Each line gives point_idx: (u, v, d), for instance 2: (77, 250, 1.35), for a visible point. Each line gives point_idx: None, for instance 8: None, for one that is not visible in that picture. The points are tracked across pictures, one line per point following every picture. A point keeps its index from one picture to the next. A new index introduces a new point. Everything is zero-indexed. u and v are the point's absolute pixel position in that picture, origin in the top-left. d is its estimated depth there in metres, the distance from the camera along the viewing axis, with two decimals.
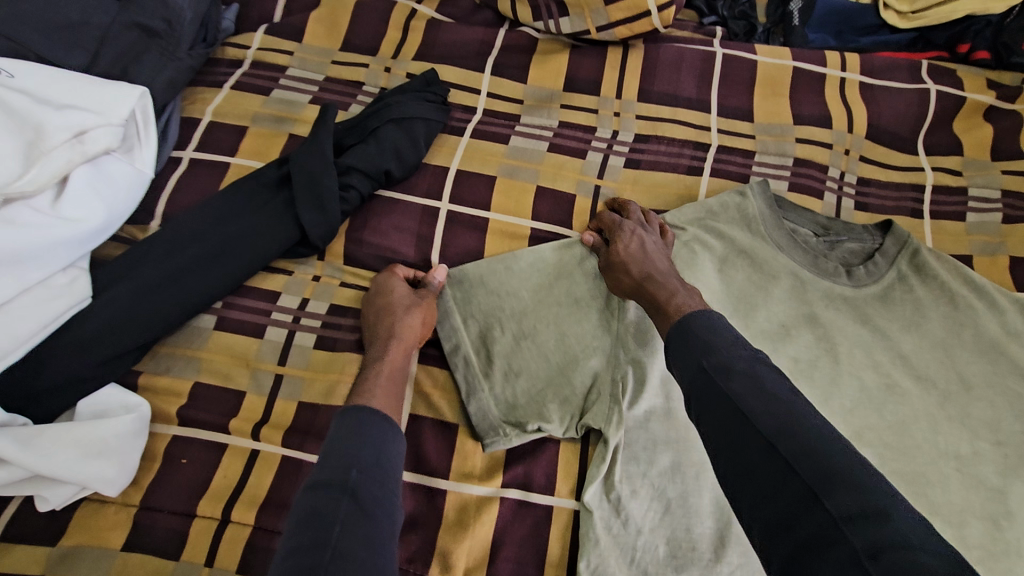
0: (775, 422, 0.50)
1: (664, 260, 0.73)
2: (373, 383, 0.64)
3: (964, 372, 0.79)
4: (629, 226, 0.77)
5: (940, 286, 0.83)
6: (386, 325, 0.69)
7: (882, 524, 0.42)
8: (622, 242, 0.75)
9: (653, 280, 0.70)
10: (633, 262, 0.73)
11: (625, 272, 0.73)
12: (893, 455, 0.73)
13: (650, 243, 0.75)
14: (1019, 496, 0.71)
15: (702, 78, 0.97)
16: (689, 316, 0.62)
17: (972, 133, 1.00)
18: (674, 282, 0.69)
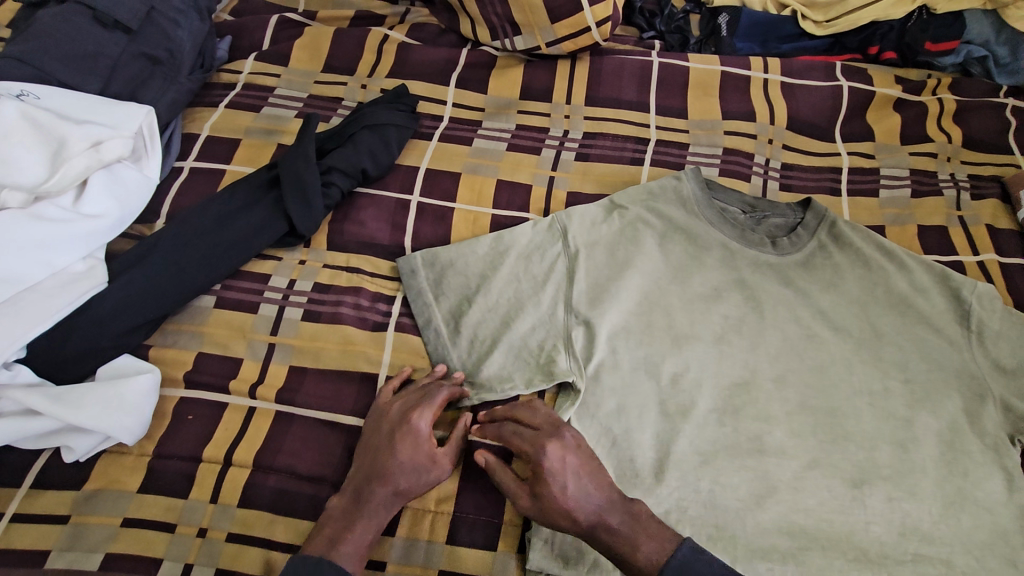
0: None
1: (601, 486, 0.67)
2: (360, 512, 0.66)
3: (877, 323, 0.89)
4: (557, 452, 0.68)
5: (856, 252, 0.93)
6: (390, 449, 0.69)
7: None
8: (553, 481, 0.67)
9: (604, 522, 0.66)
10: (575, 505, 0.66)
11: (566, 517, 0.66)
12: (812, 393, 0.82)
13: (582, 470, 0.68)
14: (924, 424, 0.81)
15: (642, 83, 1.11)
16: (674, 568, 0.61)
17: (882, 123, 1.13)
18: (626, 519, 0.65)
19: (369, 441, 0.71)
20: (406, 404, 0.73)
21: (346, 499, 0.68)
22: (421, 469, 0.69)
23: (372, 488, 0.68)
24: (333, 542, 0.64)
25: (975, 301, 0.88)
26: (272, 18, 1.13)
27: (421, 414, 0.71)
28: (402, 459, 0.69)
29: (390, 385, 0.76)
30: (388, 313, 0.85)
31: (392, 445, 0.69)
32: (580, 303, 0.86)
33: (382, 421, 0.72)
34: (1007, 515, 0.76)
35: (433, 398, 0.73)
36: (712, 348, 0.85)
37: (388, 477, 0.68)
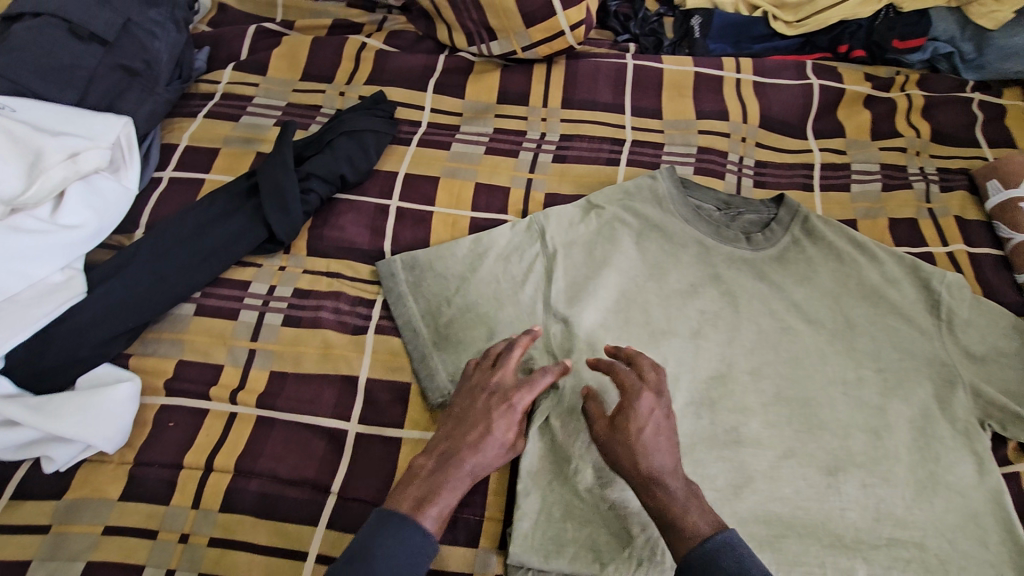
0: None
1: (672, 455, 0.66)
2: (448, 476, 0.65)
3: (849, 314, 0.90)
4: (648, 403, 0.68)
5: (828, 245, 0.95)
6: (486, 420, 0.69)
7: None
8: (635, 423, 0.67)
9: (662, 480, 0.63)
10: (642, 455, 0.65)
11: (630, 456, 0.65)
12: (787, 383, 0.84)
13: (664, 428, 0.67)
14: (896, 411, 0.83)
15: (617, 86, 1.13)
16: (713, 545, 0.58)
17: (853, 119, 1.16)
18: (684, 488, 0.64)
19: (464, 411, 0.71)
20: (507, 380, 0.72)
21: (432, 463, 0.67)
22: (506, 446, 0.69)
23: (461, 456, 0.67)
24: (417, 506, 0.63)
25: (944, 290, 0.90)
26: (250, 28, 1.14)
27: (523, 394, 0.71)
28: (494, 434, 0.69)
29: (492, 354, 0.75)
30: (368, 316, 0.85)
31: (488, 417, 0.69)
32: (559, 302, 0.87)
33: (484, 395, 0.71)
34: (978, 498, 0.77)
35: (537, 378, 0.72)
36: (689, 343, 0.86)
37: (479, 446, 0.68)
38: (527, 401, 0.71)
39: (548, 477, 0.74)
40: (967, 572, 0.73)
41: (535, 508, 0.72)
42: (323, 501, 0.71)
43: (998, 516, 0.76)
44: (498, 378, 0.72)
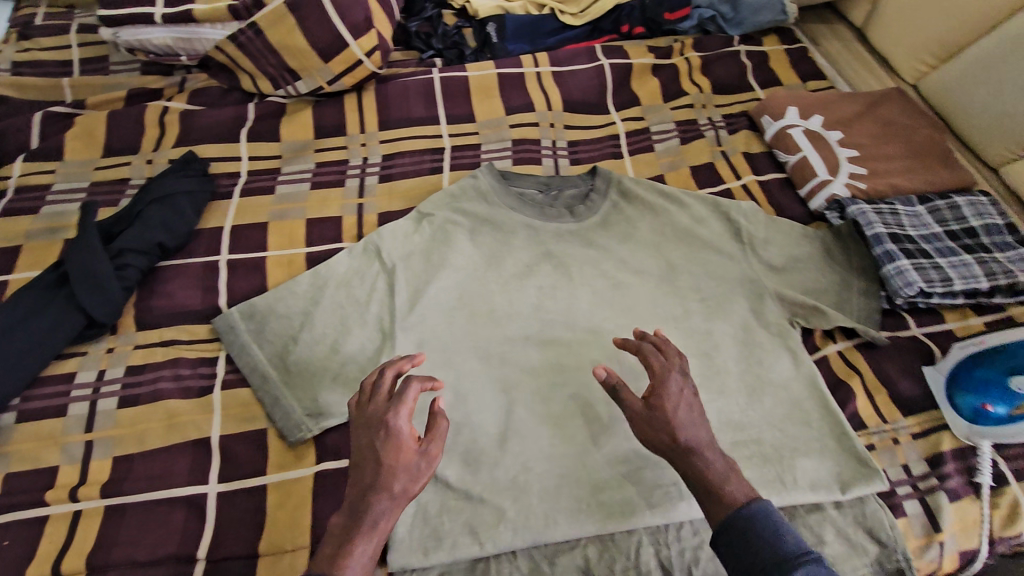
0: None
1: (705, 426, 0.68)
2: (355, 527, 0.60)
3: (669, 257, 1.01)
4: (679, 381, 0.69)
5: (641, 202, 1.05)
6: (378, 453, 0.63)
7: None
8: (670, 400, 0.67)
9: (702, 454, 0.65)
10: (683, 429, 0.66)
11: (667, 432, 0.66)
12: (624, 332, 0.91)
13: (695, 404, 0.69)
14: (720, 331, 0.92)
15: (428, 100, 1.19)
16: (755, 511, 0.61)
17: (644, 88, 1.29)
18: (720, 458, 0.66)
19: (356, 453, 0.64)
20: (382, 404, 0.66)
21: (344, 515, 0.62)
22: (413, 472, 0.62)
23: (371, 499, 0.61)
24: (336, 561, 0.59)
25: (742, 218, 1.03)
26: (35, 115, 1.09)
27: (399, 410, 0.65)
28: (389, 465, 0.62)
29: (366, 388, 0.69)
30: (212, 374, 0.84)
31: (375, 451, 0.63)
32: (403, 311, 0.90)
33: (364, 429, 0.65)
34: (799, 386, 0.86)
35: (407, 391, 0.66)
36: (532, 318, 0.91)
37: (383, 483, 0.61)
38: (408, 417, 0.65)
39: None
40: (799, 453, 0.80)
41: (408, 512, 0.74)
42: (190, 569, 0.69)
43: (816, 397, 0.85)
44: (374, 404, 0.66)
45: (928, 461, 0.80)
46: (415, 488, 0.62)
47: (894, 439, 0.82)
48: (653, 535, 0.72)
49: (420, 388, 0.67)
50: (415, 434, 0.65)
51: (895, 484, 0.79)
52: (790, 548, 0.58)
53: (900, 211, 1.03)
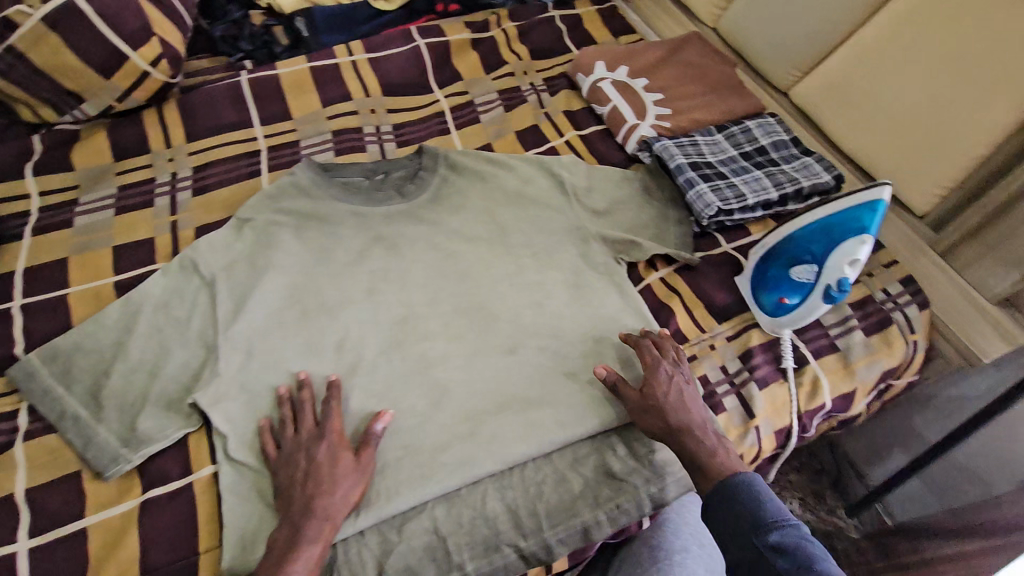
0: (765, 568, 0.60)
1: (696, 410, 0.77)
2: (304, 532, 0.66)
3: (499, 219, 1.04)
4: (669, 370, 0.80)
5: (469, 172, 1.08)
6: (314, 463, 0.71)
7: None
8: (661, 388, 0.78)
9: (691, 434, 0.74)
10: (675, 410, 0.76)
11: (659, 416, 0.76)
12: (460, 299, 0.93)
13: (685, 390, 0.79)
14: (552, 280, 0.96)
15: (239, 104, 1.14)
16: (738, 479, 0.67)
17: (465, 62, 1.29)
18: (710, 437, 0.74)
19: (289, 469, 0.71)
20: (310, 424, 0.75)
21: (287, 524, 0.67)
22: (352, 477, 0.71)
23: (314, 503, 0.68)
24: (285, 563, 0.63)
25: (564, 171, 1.09)
26: None
27: (331, 423, 0.75)
28: (331, 473, 0.70)
29: (282, 418, 0.76)
30: (14, 428, 0.78)
31: (314, 461, 0.71)
32: (227, 320, 0.85)
33: (296, 449, 0.73)
34: (625, 316, 0.93)
35: (330, 408, 0.76)
36: (366, 303, 0.91)
37: (329, 488, 0.69)
38: (336, 430, 0.74)
39: (256, 487, 0.74)
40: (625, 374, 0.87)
41: (238, 521, 0.72)
42: None
43: (641, 322, 0.92)
44: (303, 425, 0.75)
45: (741, 357, 0.90)
46: (356, 493, 0.71)
47: (711, 345, 0.91)
48: (495, 481, 0.76)
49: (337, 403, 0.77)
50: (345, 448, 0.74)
51: (716, 384, 0.87)
52: (767, 511, 0.63)
53: (699, 142, 1.12)
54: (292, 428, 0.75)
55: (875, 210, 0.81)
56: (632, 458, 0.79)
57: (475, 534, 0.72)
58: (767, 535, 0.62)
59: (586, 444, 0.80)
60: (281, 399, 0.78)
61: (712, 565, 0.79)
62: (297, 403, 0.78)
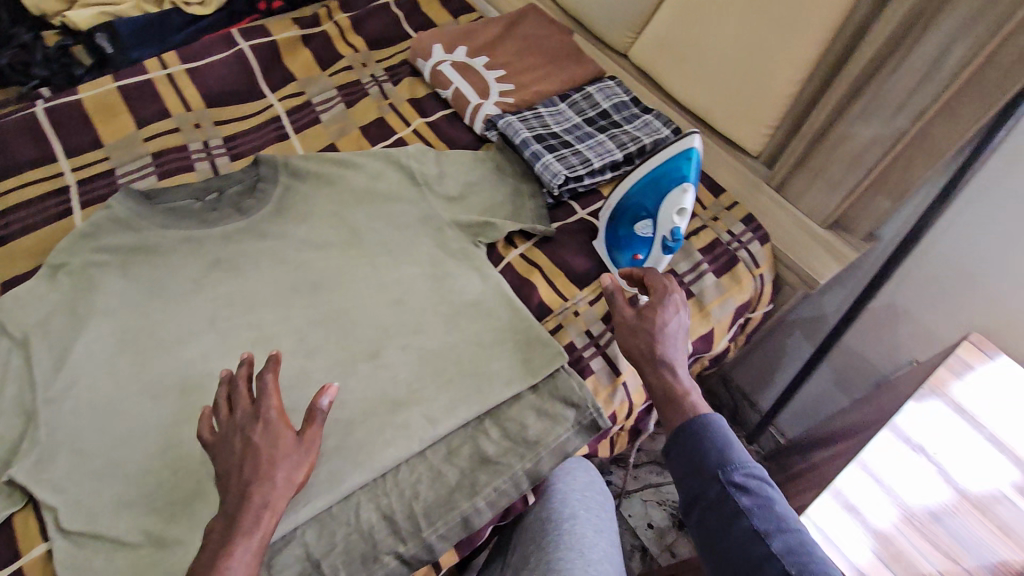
0: (730, 508, 0.67)
1: (681, 348, 0.81)
2: (238, 524, 0.61)
3: (351, 220, 1.00)
4: (674, 303, 0.83)
5: (314, 176, 1.03)
6: (251, 447, 0.64)
7: (780, 534, 0.64)
8: (665, 315, 0.82)
9: (672, 370, 0.79)
10: (664, 341, 0.80)
11: (647, 340, 0.81)
12: (316, 311, 0.89)
13: (681, 326, 0.82)
14: (411, 274, 0.94)
15: (36, 138, 1.00)
16: (706, 422, 0.73)
17: (297, 61, 1.23)
18: (686, 380, 0.79)
19: (226, 454, 0.65)
20: (246, 406, 0.67)
21: (223, 516, 0.62)
22: (295, 459, 0.65)
23: (251, 491, 0.62)
24: (214, 562, 0.59)
25: (413, 162, 1.06)
26: None
27: (266, 403, 0.67)
28: (270, 456, 0.64)
29: (218, 399, 0.70)
30: None
31: (246, 445, 0.64)
32: (45, 382, 0.76)
33: (233, 431, 0.66)
34: (491, 299, 0.91)
35: (265, 382, 0.68)
36: (210, 333, 0.84)
37: (271, 471, 0.63)
38: (280, 408, 0.67)
39: (99, 556, 0.67)
40: (498, 361, 0.85)
41: None
42: None
43: (506, 303, 0.91)
44: (239, 407, 0.67)
45: (604, 319, 0.92)
46: (300, 474, 0.65)
47: (574, 312, 0.93)
48: (370, 491, 0.74)
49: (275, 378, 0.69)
50: (292, 425, 0.67)
51: (583, 350, 0.89)
52: (734, 454, 0.70)
53: (542, 113, 1.13)
54: (229, 409, 0.69)
55: (690, 160, 0.86)
56: (506, 439, 0.79)
57: (352, 550, 0.69)
58: (732, 475, 0.68)
59: (460, 434, 0.79)
60: (222, 378, 0.71)
61: (599, 525, 0.82)
62: (242, 376, 0.70)
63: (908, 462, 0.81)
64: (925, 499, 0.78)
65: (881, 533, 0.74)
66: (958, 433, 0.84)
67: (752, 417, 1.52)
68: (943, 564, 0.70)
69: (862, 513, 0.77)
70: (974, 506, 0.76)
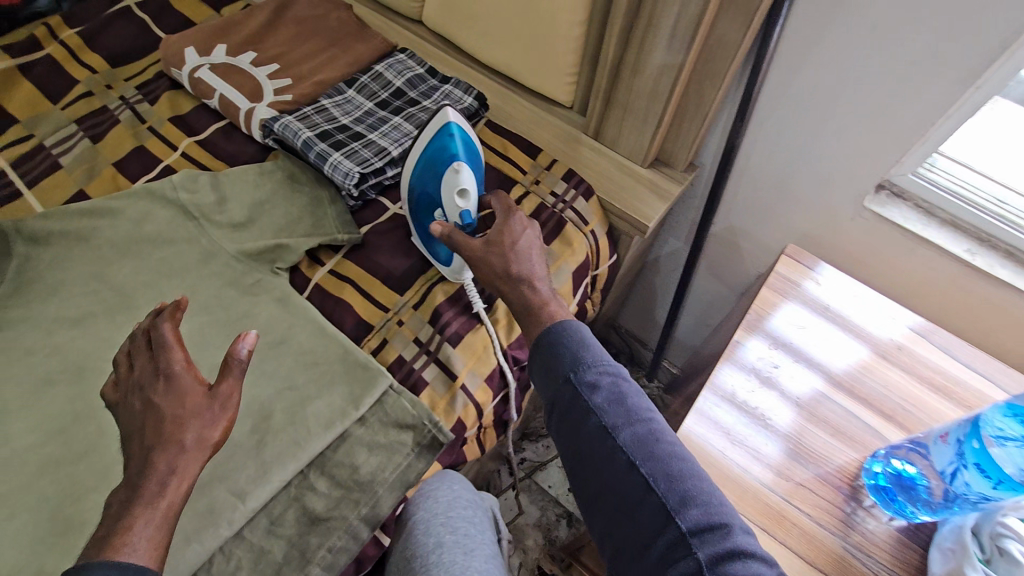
0: (579, 409, 0.59)
1: (536, 262, 0.74)
2: (137, 495, 0.51)
3: (117, 280, 0.84)
4: (521, 220, 0.75)
5: (59, 237, 0.86)
6: (153, 407, 0.55)
7: (631, 430, 0.57)
8: (513, 233, 0.74)
9: (529, 283, 0.71)
10: (515, 255, 0.73)
11: (500, 261, 0.73)
12: (86, 401, 0.75)
13: (532, 239, 0.76)
14: (198, 327, 0.81)
15: None
16: (557, 325, 0.63)
17: (19, 98, 1.01)
18: (545, 291, 0.71)
19: (131, 418, 0.56)
20: (148, 364, 0.59)
21: (121, 492, 0.52)
22: (206, 415, 0.55)
23: (156, 453, 0.53)
24: (110, 543, 0.49)
25: (181, 192, 0.91)
26: None
27: (172, 357, 0.58)
28: (175, 415, 0.55)
29: (122, 355, 0.62)
30: None
31: (150, 405, 0.56)
32: None
33: (133, 394, 0.58)
34: (299, 330, 0.81)
35: (164, 333, 0.60)
36: None
37: (176, 431, 0.54)
38: (186, 361, 0.59)
39: None
40: (316, 398, 0.75)
41: None
42: None
43: (315, 331, 0.81)
44: (144, 364, 0.59)
45: (431, 320, 0.84)
46: (216, 432, 0.55)
47: (398, 322, 0.84)
48: None
49: (175, 329, 0.61)
50: (203, 379, 0.58)
51: (412, 361, 0.81)
52: (584, 350, 0.61)
53: (326, 106, 1.00)
54: (132, 365, 0.61)
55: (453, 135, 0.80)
56: (336, 488, 0.71)
57: None
58: (580, 375, 0.60)
59: (280, 499, 0.70)
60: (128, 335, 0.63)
61: (470, 544, 0.74)
62: (143, 329, 0.62)
63: (759, 377, 0.78)
64: (772, 413, 0.75)
65: (736, 466, 0.70)
66: (800, 342, 0.83)
67: (645, 356, 1.54)
68: (788, 489, 0.69)
69: (726, 449, 0.72)
70: (822, 410, 0.76)
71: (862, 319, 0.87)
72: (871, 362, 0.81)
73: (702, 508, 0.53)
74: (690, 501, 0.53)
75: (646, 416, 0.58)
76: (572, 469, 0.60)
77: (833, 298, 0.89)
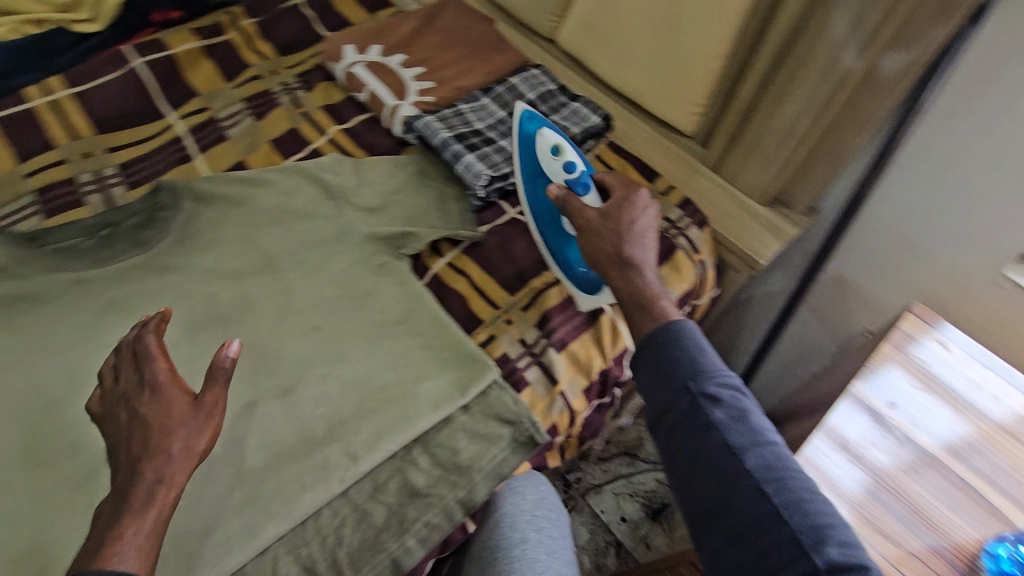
0: (701, 423, 0.59)
1: (648, 248, 0.75)
2: (126, 505, 0.53)
3: (262, 244, 0.93)
4: (640, 201, 0.79)
5: (220, 199, 0.96)
6: (137, 420, 0.56)
7: (758, 453, 0.57)
8: (631, 212, 0.77)
9: (639, 270, 0.72)
10: (629, 236, 0.75)
11: (613, 243, 0.74)
12: None
13: (649, 223, 0.77)
14: (326, 299, 0.88)
15: None
16: (676, 327, 0.64)
17: (200, 74, 1.14)
18: (654, 282, 0.72)
19: (115, 429, 0.57)
20: (130, 376, 0.59)
21: (110, 501, 0.54)
22: (192, 424, 0.57)
23: (141, 465, 0.54)
24: (99, 551, 0.51)
25: (327, 174, 0.99)
26: None
27: (155, 370, 0.58)
28: (163, 425, 0.56)
29: (108, 364, 0.61)
30: None
31: (136, 418, 0.56)
32: None
33: (113, 411, 0.58)
34: (416, 315, 0.86)
35: (147, 347, 0.60)
36: None
37: (163, 442, 0.55)
38: (170, 371, 0.59)
39: None
40: (425, 380, 0.80)
41: None
42: None
43: (431, 318, 0.86)
44: (124, 378, 0.59)
45: (538, 325, 0.87)
46: (202, 441, 0.57)
47: (506, 321, 0.88)
48: (287, 542, 0.68)
49: (160, 341, 0.61)
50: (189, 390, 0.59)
51: (516, 361, 0.84)
52: (707, 361, 0.61)
53: (463, 110, 1.06)
54: (116, 377, 0.60)
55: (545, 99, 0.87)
56: (435, 468, 0.75)
57: None
58: (703, 387, 0.60)
59: (385, 468, 0.74)
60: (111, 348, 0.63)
61: (553, 546, 0.75)
62: (126, 344, 0.62)
63: (863, 432, 0.76)
64: (874, 469, 0.72)
65: None
66: (910, 399, 0.79)
67: None
68: (891, 552, 0.66)
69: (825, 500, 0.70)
70: (929, 473, 0.73)
71: (980, 385, 0.82)
72: (987, 430, 0.77)
73: (841, 548, 0.51)
74: (826, 538, 0.52)
75: (770, 442, 0.58)
76: (682, 484, 0.59)
77: (948, 359, 0.85)
